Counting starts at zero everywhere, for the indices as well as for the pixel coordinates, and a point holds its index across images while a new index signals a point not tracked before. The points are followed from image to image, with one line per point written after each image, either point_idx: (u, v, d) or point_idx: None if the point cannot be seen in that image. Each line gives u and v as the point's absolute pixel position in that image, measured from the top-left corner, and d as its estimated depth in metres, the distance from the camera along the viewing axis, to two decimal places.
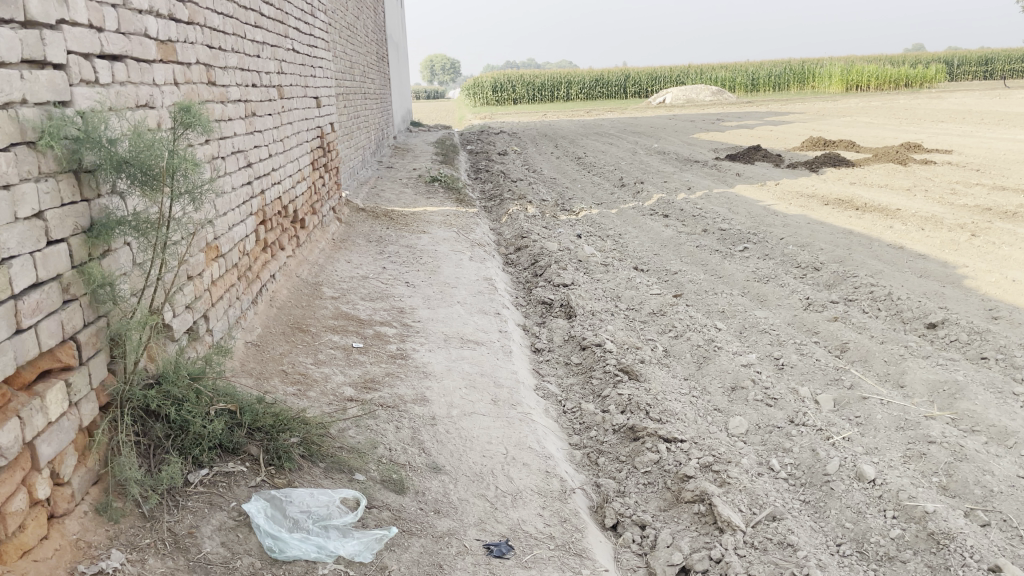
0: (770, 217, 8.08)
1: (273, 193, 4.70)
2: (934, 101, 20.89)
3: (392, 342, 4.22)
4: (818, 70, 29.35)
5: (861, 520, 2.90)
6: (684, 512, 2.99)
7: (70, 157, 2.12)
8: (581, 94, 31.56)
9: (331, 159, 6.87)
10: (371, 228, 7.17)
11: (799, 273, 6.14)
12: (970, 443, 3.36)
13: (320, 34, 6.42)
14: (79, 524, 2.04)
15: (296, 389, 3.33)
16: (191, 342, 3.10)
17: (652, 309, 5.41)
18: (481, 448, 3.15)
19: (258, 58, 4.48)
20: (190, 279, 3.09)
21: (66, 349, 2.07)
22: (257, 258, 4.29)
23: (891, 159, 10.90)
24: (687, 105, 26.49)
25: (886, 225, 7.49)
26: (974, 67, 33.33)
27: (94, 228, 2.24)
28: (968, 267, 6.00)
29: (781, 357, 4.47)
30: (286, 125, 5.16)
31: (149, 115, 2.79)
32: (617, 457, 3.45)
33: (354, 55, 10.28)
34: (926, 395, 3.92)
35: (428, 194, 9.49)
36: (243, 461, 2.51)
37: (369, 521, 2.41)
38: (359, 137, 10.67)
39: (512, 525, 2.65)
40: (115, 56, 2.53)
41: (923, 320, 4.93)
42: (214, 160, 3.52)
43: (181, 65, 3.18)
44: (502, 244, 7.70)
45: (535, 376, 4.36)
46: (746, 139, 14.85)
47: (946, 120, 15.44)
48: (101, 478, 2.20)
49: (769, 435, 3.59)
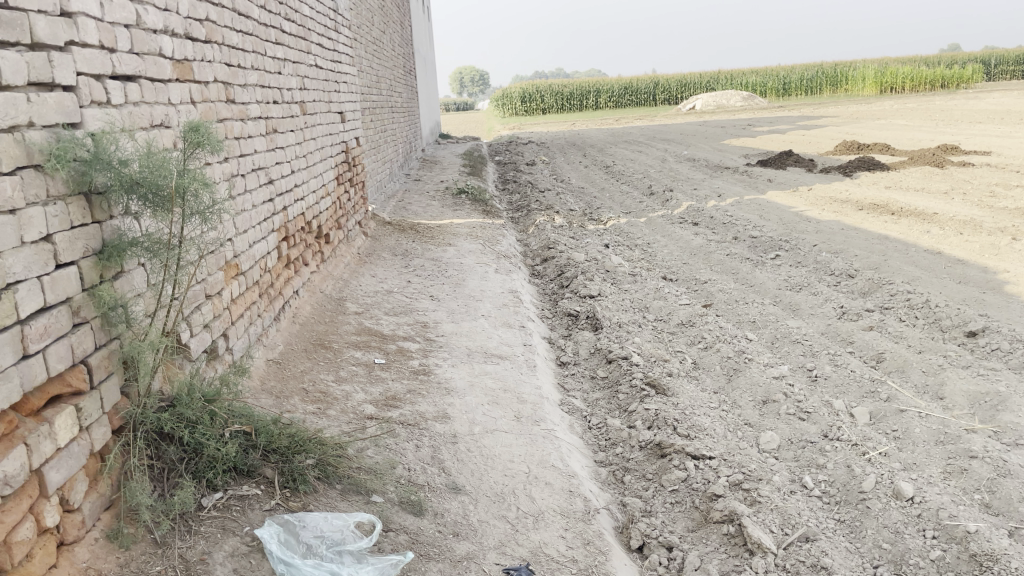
0: (803, 223, 7.93)
1: (296, 209, 4.69)
2: (973, 103, 20.52)
3: (415, 357, 4.17)
4: (851, 73, 28.94)
5: (899, 541, 2.78)
6: (713, 533, 2.89)
7: (80, 180, 2.10)
8: (610, 102, 31.50)
9: (356, 174, 6.87)
10: (397, 241, 7.15)
11: (833, 281, 6.00)
12: (1014, 458, 3.22)
13: (344, 49, 6.43)
14: (89, 552, 2.01)
15: (316, 407, 3.29)
16: (210, 362, 3.08)
17: (681, 320, 5.31)
18: (503, 467, 3.08)
19: (279, 75, 4.48)
20: (208, 298, 3.07)
21: (77, 373, 2.05)
22: (280, 275, 4.28)
23: (928, 162, 10.67)
24: (718, 111, 26.32)
25: (922, 229, 7.30)
26: (1012, 66, 32.63)
27: (106, 250, 2.22)
28: (1009, 273, 5.81)
29: (814, 369, 4.34)
30: (309, 141, 5.16)
31: (164, 135, 2.78)
32: (644, 475, 3.35)
33: (380, 69, 10.31)
34: (966, 407, 3.78)
35: (455, 205, 9.46)
36: (258, 483, 2.47)
37: (385, 546, 2.35)
38: (387, 150, 10.70)
39: (533, 548, 2.58)
40: (129, 76, 2.53)
41: (963, 328, 4.77)
42: (232, 177, 3.51)
43: (199, 84, 3.17)
44: (529, 255, 7.64)
45: (559, 391, 4.28)
46: (778, 144, 14.67)
47: (985, 121, 15.05)
48: (114, 503, 2.18)
49: (802, 451, 3.48)
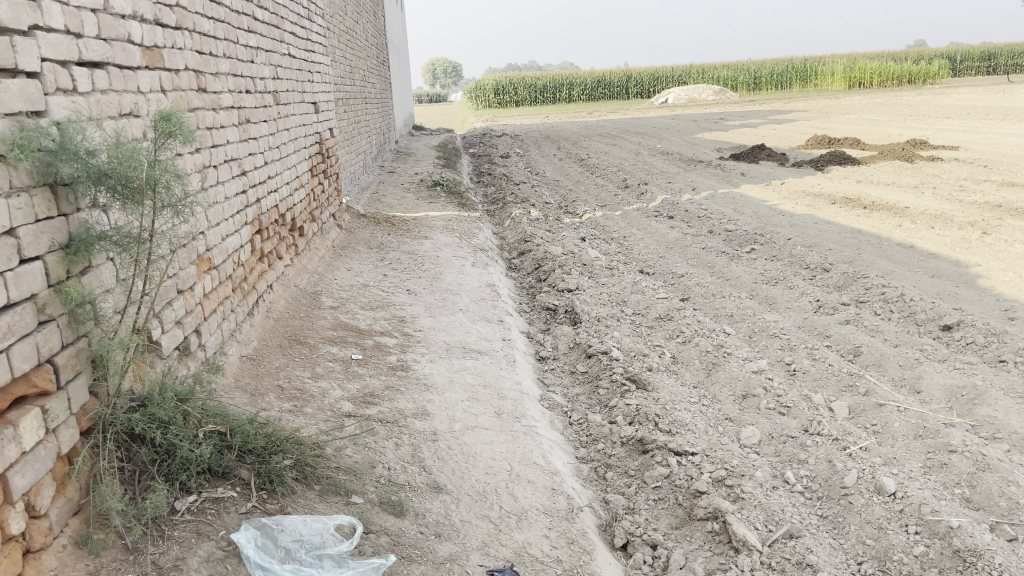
0: (776, 216, 7.97)
1: (269, 201, 4.59)
2: (941, 97, 20.79)
3: (392, 353, 4.10)
4: (821, 68, 29.26)
5: (883, 537, 2.78)
6: (697, 530, 2.86)
7: (45, 171, 2.01)
8: (582, 95, 31.48)
9: (330, 165, 6.76)
10: (372, 234, 7.05)
11: (809, 274, 6.01)
12: (993, 452, 3.23)
13: (318, 38, 6.31)
14: (57, 559, 1.93)
15: (292, 405, 3.22)
16: (182, 359, 2.99)
17: (659, 314, 5.30)
18: (484, 465, 3.03)
19: (251, 64, 4.37)
20: (180, 293, 2.98)
21: (43, 374, 1.96)
22: (253, 269, 4.18)
23: (898, 156, 10.77)
24: (690, 104, 26.41)
25: (894, 223, 7.37)
26: (977, 62, 33.23)
27: (73, 244, 2.13)
28: (982, 267, 5.86)
29: (792, 363, 4.34)
30: (282, 131, 5.06)
31: (134, 124, 2.68)
32: (626, 471, 3.32)
33: (353, 59, 10.17)
34: (943, 400, 3.80)
35: (430, 198, 9.36)
36: (233, 486, 2.39)
37: (366, 549, 2.28)
38: (360, 142, 10.56)
39: (517, 548, 2.53)
40: (96, 63, 2.43)
41: (937, 322, 4.80)
42: (205, 168, 3.41)
43: (169, 72, 3.07)
44: (505, 248, 7.58)
45: (539, 386, 4.23)
46: (751, 138, 14.76)
47: (952, 116, 15.24)
48: (82, 508, 2.10)
49: (783, 446, 3.47)
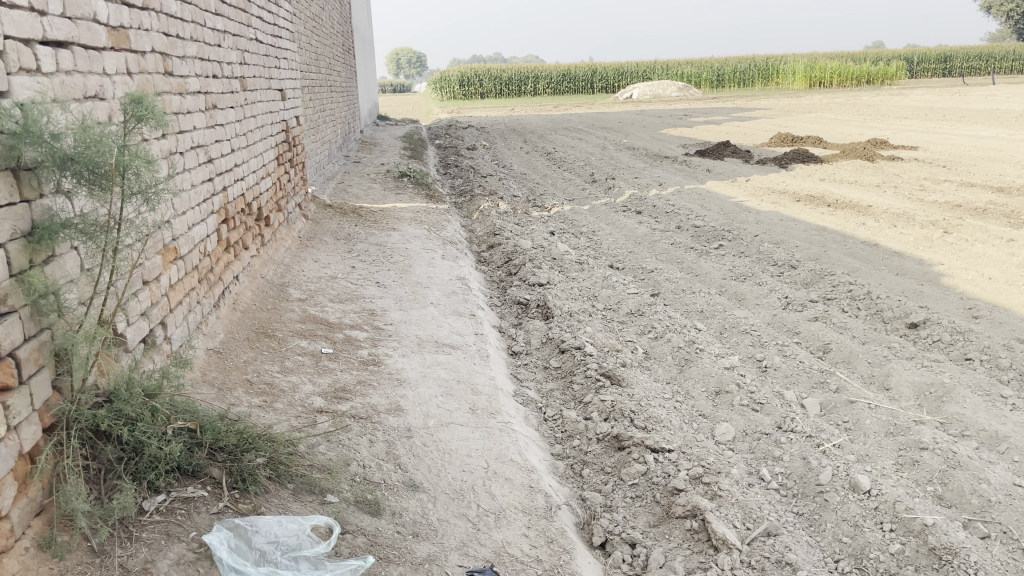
0: (743, 213, 8.01)
1: (235, 190, 4.46)
2: (899, 98, 21.14)
3: (363, 346, 4.03)
4: (782, 67, 29.64)
5: (859, 534, 2.79)
6: (676, 529, 2.85)
7: (7, 154, 1.91)
8: (547, 88, 31.43)
9: (296, 154, 6.62)
10: (339, 225, 6.93)
11: (777, 271, 6.05)
12: (962, 450, 3.27)
13: (285, 24, 6.16)
14: (19, 562, 1.84)
15: (262, 400, 3.13)
16: (147, 353, 2.88)
17: (631, 309, 5.27)
18: (460, 462, 2.98)
19: (218, 48, 4.23)
20: (145, 283, 2.87)
21: (5, 368, 1.86)
22: (219, 259, 4.06)
23: (859, 155, 10.94)
24: (654, 101, 26.51)
25: (858, 221, 7.47)
26: (934, 64, 33.89)
27: (36, 232, 2.03)
28: (945, 266, 5.95)
29: (763, 360, 4.35)
30: (249, 118, 4.93)
31: (99, 108, 2.57)
32: (603, 468, 3.30)
33: (319, 47, 9.98)
34: (912, 398, 3.84)
35: (397, 189, 9.25)
36: (203, 485, 2.31)
37: (342, 550, 2.22)
38: (326, 131, 10.38)
39: (496, 548, 2.49)
40: (60, 42, 2.30)
41: (904, 319, 4.85)
42: (171, 155, 3.30)
43: (135, 54, 2.95)
44: (474, 241, 7.50)
45: (513, 381, 4.18)
46: (715, 134, 14.87)
47: (911, 117, 15.54)
48: (45, 509, 2.01)
49: (757, 442, 3.47)
